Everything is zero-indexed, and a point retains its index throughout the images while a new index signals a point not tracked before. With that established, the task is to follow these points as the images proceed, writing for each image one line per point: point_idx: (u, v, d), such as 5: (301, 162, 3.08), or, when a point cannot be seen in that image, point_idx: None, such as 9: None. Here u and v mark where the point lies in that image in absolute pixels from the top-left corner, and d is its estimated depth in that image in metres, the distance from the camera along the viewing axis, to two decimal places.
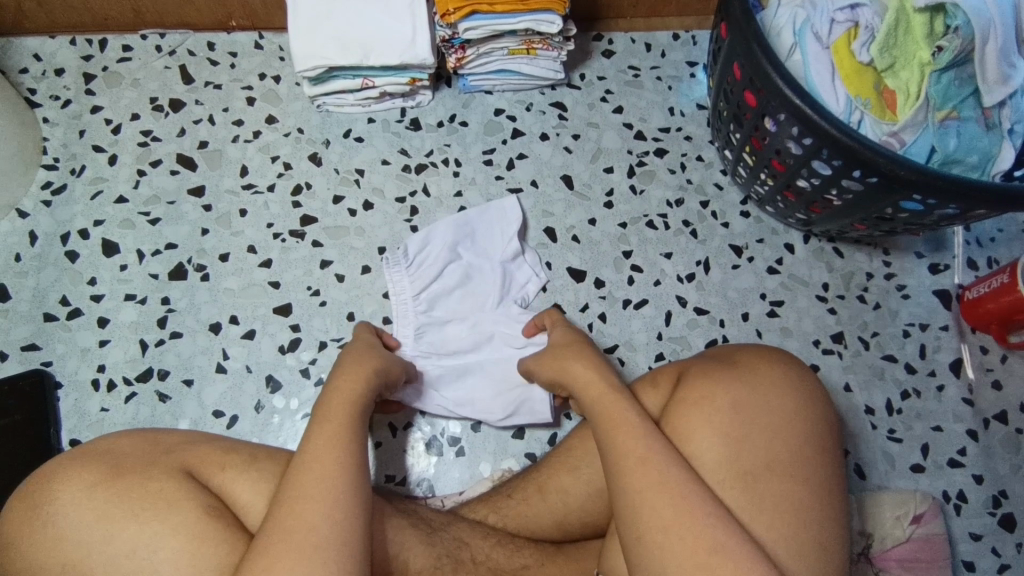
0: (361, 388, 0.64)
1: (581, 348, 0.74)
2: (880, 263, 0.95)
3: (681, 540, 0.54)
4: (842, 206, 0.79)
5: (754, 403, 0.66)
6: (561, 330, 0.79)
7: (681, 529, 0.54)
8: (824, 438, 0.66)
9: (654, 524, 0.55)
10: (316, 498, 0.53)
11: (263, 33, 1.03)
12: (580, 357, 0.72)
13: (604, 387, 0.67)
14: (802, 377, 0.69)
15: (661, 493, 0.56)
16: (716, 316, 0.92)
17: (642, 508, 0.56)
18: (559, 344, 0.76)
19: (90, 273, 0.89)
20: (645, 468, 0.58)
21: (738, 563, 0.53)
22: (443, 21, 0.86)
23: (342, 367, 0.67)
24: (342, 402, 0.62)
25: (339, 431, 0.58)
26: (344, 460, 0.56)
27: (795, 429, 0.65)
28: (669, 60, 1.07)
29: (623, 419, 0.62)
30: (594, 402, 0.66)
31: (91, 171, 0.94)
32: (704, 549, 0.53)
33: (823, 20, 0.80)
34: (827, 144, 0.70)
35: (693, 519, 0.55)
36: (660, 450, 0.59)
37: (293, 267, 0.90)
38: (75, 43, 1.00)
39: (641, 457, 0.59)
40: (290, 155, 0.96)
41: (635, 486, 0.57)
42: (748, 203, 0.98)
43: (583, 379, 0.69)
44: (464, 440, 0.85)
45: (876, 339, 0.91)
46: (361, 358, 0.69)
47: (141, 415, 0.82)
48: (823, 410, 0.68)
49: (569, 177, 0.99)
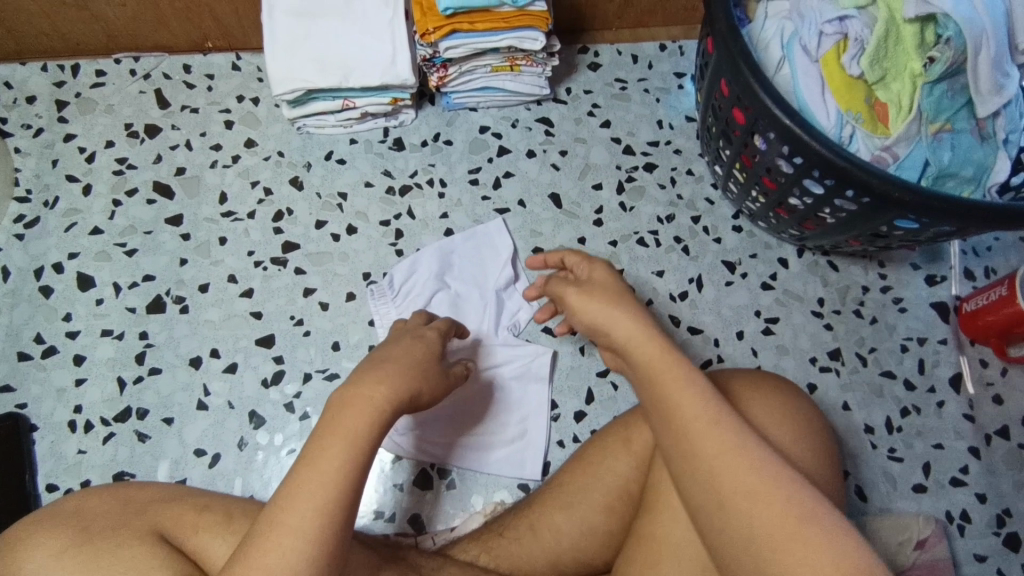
0: (392, 390, 0.58)
1: (621, 290, 0.62)
2: (876, 276, 0.93)
3: (770, 512, 0.48)
4: (836, 224, 0.77)
5: (764, 419, 0.65)
6: (600, 270, 0.66)
7: (769, 496, 0.49)
8: (829, 457, 0.65)
9: (737, 490, 0.49)
10: (311, 521, 0.50)
11: (240, 54, 1.00)
12: (624, 300, 0.61)
13: (655, 334, 0.58)
14: (803, 403, 0.68)
15: (741, 460, 0.50)
16: (710, 335, 0.90)
17: (720, 475, 0.50)
18: (598, 281, 0.64)
19: (65, 309, 0.86)
20: (719, 427, 0.52)
21: (836, 533, 0.47)
22: (423, 41, 0.84)
23: (376, 364, 0.60)
24: (358, 406, 0.56)
25: (351, 435, 0.54)
26: (346, 470, 0.53)
27: (807, 451, 0.64)
28: (656, 71, 1.04)
29: (685, 377, 0.55)
30: (642, 353, 0.57)
31: (65, 202, 0.91)
32: (796, 520, 0.48)
33: (812, 32, 0.78)
34: (818, 163, 0.67)
35: (776, 483, 0.49)
36: (727, 411, 0.53)
37: (275, 296, 0.88)
38: (46, 69, 0.98)
39: (714, 419, 0.52)
40: (270, 180, 0.94)
41: (710, 452, 0.51)
42: (740, 217, 0.96)
43: (631, 326, 0.58)
44: (454, 473, 0.82)
45: (873, 355, 0.89)
46: (404, 357, 0.64)
47: (119, 457, 0.79)
48: (825, 432, 0.67)
49: (558, 195, 0.96)
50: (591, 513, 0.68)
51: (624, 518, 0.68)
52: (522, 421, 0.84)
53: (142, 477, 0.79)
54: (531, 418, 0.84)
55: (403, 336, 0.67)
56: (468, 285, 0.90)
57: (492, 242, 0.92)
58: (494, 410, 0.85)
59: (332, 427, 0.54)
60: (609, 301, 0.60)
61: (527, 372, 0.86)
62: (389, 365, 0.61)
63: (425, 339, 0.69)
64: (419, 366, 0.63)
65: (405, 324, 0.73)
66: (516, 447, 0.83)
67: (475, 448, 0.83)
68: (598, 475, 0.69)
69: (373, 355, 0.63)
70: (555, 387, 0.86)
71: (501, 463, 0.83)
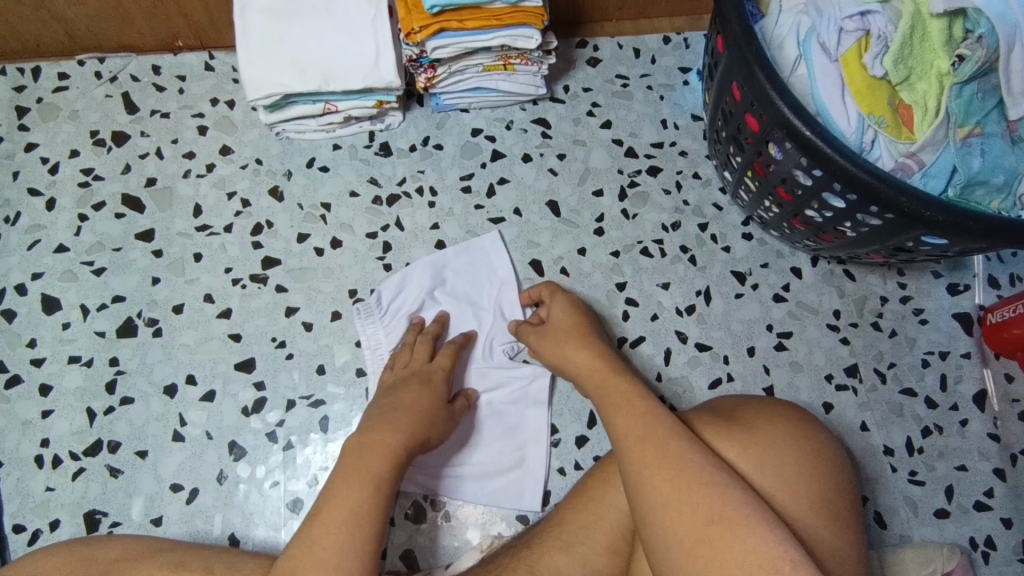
0: (402, 434, 0.67)
1: (580, 333, 0.76)
2: (895, 285, 0.87)
3: (683, 511, 0.54)
4: (857, 238, 0.71)
5: (766, 443, 0.63)
6: (560, 307, 0.80)
7: (680, 503, 0.54)
8: (830, 488, 0.62)
9: (655, 502, 0.56)
10: (335, 538, 0.56)
11: (213, 52, 0.93)
12: (582, 343, 0.74)
13: (609, 369, 0.70)
14: (807, 432, 0.65)
15: (664, 467, 0.57)
16: (719, 352, 0.85)
17: (644, 488, 0.57)
18: (559, 328, 0.77)
19: (30, 334, 0.80)
20: (646, 442, 0.59)
21: (744, 532, 0.52)
22: (408, 40, 0.77)
23: (388, 414, 0.69)
24: (380, 443, 0.65)
25: (369, 473, 0.61)
26: (373, 508, 0.59)
27: (802, 486, 0.61)
28: (659, 66, 0.98)
29: (629, 399, 0.64)
30: (603, 383, 0.69)
31: (27, 218, 0.85)
32: (703, 519, 0.53)
33: (831, 29, 0.71)
34: (841, 178, 0.62)
35: (693, 491, 0.55)
36: (664, 427, 0.60)
37: (255, 316, 0.82)
38: (6, 73, 0.91)
39: (647, 433, 0.60)
40: (247, 191, 0.88)
41: (639, 461, 0.58)
42: (750, 223, 0.90)
43: (585, 365, 0.72)
44: (449, 504, 0.78)
45: (893, 371, 0.84)
46: (415, 401, 0.71)
47: (90, 493, 0.75)
48: (834, 461, 0.64)
49: (556, 203, 0.90)
50: (592, 554, 0.65)
51: (626, 559, 0.65)
52: (520, 448, 0.79)
53: (115, 515, 0.74)
54: (529, 445, 0.79)
55: (415, 379, 0.75)
56: (462, 303, 0.84)
57: (486, 255, 0.86)
58: (490, 437, 0.80)
59: (348, 469, 0.62)
60: (571, 341, 0.75)
61: (524, 396, 0.81)
62: (404, 411, 0.70)
63: (433, 379, 0.75)
64: (429, 409, 0.71)
65: (409, 362, 0.77)
66: (514, 477, 0.78)
67: (471, 477, 0.78)
68: (597, 514, 0.66)
69: (384, 402, 0.71)
70: (555, 410, 0.81)
71: (499, 494, 0.78)
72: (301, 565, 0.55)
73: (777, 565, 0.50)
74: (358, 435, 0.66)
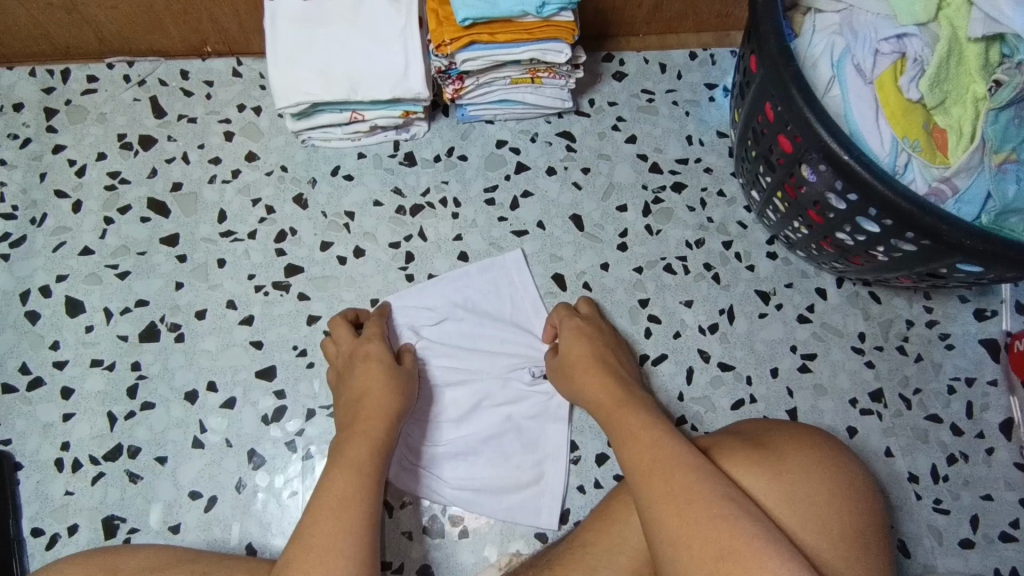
0: (382, 424, 0.69)
1: (596, 357, 0.75)
2: (921, 309, 0.86)
3: (693, 545, 0.54)
4: (889, 262, 0.70)
5: (793, 472, 0.62)
6: (573, 323, 0.79)
7: (690, 537, 0.54)
8: (860, 521, 0.61)
9: (665, 535, 0.55)
10: (336, 548, 0.57)
11: (241, 59, 0.93)
12: (593, 368, 0.74)
13: (614, 395, 0.70)
14: (836, 461, 0.64)
15: (673, 500, 0.56)
16: (742, 372, 0.84)
17: (656, 520, 0.56)
18: (568, 359, 0.76)
19: (53, 337, 0.81)
20: (652, 473, 0.59)
21: (754, 570, 0.51)
22: (439, 53, 0.77)
23: (357, 401, 0.71)
24: (366, 436, 0.67)
25: (356, 464, 0.64)
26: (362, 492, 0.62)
27: (829, 516, 0.60)
28: (685, 81, 0.97)
29: (635, 432, 0.64)
30: (608, 408, 0.69)
31: (53, 219, 0.86)
32: (713, 555, 0.52)
33: (866, 50, 0.71)
34: (877, 203, 0.61)
35: (703, 525, 0.54)
36: (671, 453, 0.60)
37: (277, 324, 0.82)
38: (35, 74, 0.91)
39: (654, 467, 0.59)
40: (272, 198, 0.88)
41: (648, 491, 0.58)
42: (775, 242, 0.89)
43: (595, 390, 0.72)
44: (467, 520, 0.78)
45: (918, 397, 0.83)
46: (364, 378, 0.73)
47: (109, 499, 0.75)
48: (862, 489, 0.63)
49: (579, 217, 0.90)
50: None
51: None
52: (539, 463, 0.79)
53: (133, 522, 0.74)
54: (549, 460, 0.79)
55: (353, 361, 0.75)
56: (484, 317, 0.84)
57: (510, 272, 0.86)
58: (509, 452, 0.79)
59: (340, 461, 0.65)
60: (583, 365, 0.75)
61: (544, 411, 0.81)
62: (368, 393, 0.71)
63: (370, 352, 0.75)
64: (378, 379, 0.72)
65: (338, 347, 0.77)
66: (532, 493, 0.78)
67: (489, 491, 0.78)
68: (620, 538, 0.65)
69: (349, 391, 0.73)
70: (575, 427, 0.81)
71: (517, 510, 0.77)
72: (296, 557, 0.57)
73: None
74: (345, 432, 0.69)
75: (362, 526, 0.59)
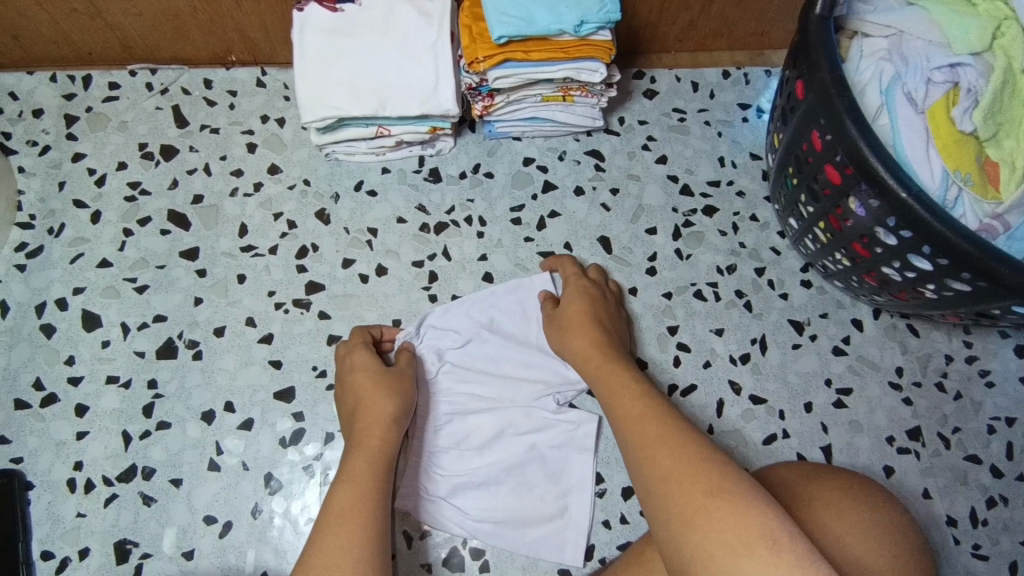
0: (382, 434, 0.68)
1: (592, 315, 0.78)
2: (961, 344, 0.84)
3: (681, 479, 0.55)
4: (937, 300, 0.67)
5: (838, 506, 0.61)
6: (577, 283, 0.81)
7: (680, 474, 0.55)
8: (895, 548, 0.59)
9: (657, 474, 0.56)
10: (339, 564, 0.56)
11: (265, 68, 0.92)
12: (590, 327, 0.77)
13: (606, 353, 0.74)
14: (876, 502, 0.62)
15: (664, 444, 0.59)
16: (775, 406, 0.81)
17: (649, 459, 0.58)
18: (567, 313, 0.78)
19: (68, 351, 0.79)
20: (645, 420, 0.63)
21: (737, 498, 0.52)
22: (470, 69, 0.75)
23: (359, 413, 0.70)
24: (364, 448, 0.66)
25: (360, 480, 0.63)
26: (363, 504, 0.61)
27: (873, 559, 0.58)
28: (718, 101, 0.95)
29: (628, 386, 0.69)
30: (598, 364, 0.73)
31: (70, 230, 0.84)
32: (702, 490, 0.53)
33: (918, 78, 0.68)
34: (931, 241, 0.58)
35: (693, 464, 0.55)
36: (664, 411, 0.63)
37: (297, 343, 0.80)
38: (56, 80, 0.90)
39: (643, 414, 0.64)
40: (294, 213, 0.86)
41: (638, 438, 0.61)
42: (810, 270, 0.87)
43: (584, 346, 0.75)
44: (489, 553, 0.75)
45: (957, 436, 0.80)
46: (365, 386, 0.72)
47: (122, 522, 0.73)
48: (902, 529, 0.61)
49: (608, 239, 0.88)
50: None
51: None
52: (563, 496, 0.76)
53: (146, 546, 0.72)
54: (573, 492, 0.76)
55: (348, 372, 0.74)
56: (509, 340, 0.81)
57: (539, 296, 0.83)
58: (532, 481, 0.77)
59: (344, 476, 0.64)
60: (579, 321, 0.77)
61: (569, 441, 0.78)
62: (364, 401, 0.70)
63: (357, 361, 0.75)
64: (374, 382, 0.72)
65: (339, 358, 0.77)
66: (556, 527, 0.75)
67: (511, 523, 0.75)
68: None
69: (349, 400, 0.73)
70: (601, 458, 0.79)
71: (541, 544, 0.75)
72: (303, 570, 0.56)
73: (778, 541, 0.49)
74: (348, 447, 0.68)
75: (366, 545, 0.58)
